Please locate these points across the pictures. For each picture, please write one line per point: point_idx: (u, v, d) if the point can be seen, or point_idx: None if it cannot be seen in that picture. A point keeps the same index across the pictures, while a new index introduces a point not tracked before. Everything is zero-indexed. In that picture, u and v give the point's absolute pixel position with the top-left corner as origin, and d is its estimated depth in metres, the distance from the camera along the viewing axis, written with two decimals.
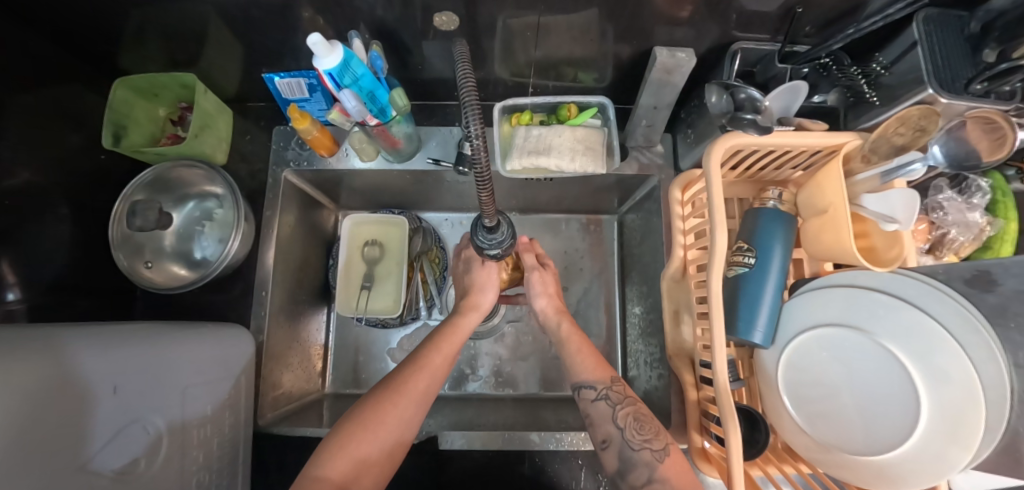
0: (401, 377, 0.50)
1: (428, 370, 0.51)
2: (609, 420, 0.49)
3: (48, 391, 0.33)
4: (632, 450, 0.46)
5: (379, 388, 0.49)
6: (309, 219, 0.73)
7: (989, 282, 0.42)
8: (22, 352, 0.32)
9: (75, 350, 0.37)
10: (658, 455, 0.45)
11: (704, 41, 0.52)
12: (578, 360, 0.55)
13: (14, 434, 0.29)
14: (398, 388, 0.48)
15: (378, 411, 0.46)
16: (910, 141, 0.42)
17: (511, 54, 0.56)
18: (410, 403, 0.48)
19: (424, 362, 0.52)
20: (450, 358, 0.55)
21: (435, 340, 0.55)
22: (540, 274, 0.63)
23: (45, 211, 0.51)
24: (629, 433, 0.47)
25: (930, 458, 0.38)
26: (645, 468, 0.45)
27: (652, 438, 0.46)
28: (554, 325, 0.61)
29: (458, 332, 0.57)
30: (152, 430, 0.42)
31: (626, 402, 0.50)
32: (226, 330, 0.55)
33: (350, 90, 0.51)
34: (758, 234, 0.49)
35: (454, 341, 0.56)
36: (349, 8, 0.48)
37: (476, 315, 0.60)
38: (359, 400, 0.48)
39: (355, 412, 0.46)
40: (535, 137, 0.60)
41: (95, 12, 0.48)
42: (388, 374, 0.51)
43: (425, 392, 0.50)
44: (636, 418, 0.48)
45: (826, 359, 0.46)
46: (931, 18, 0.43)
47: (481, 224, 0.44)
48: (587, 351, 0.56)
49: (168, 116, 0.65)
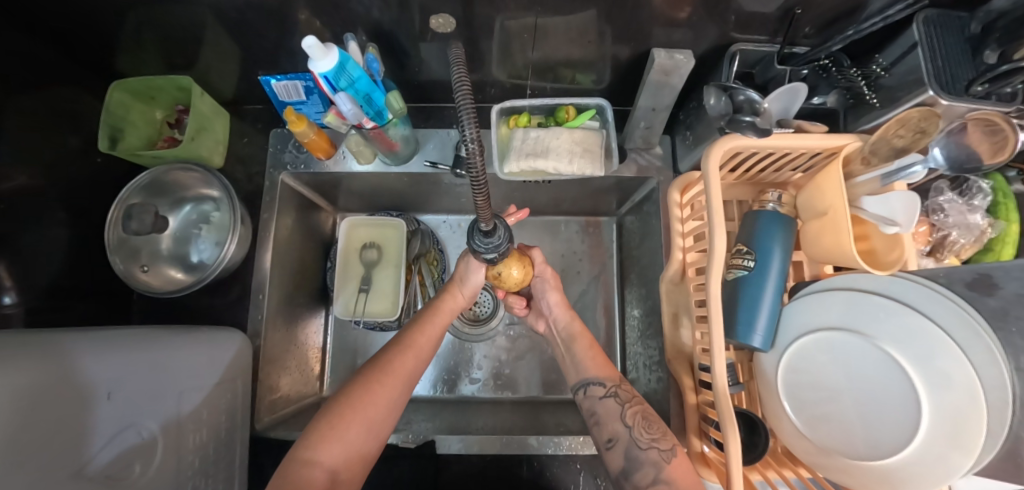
0: (387, 358, 0.49)
1: (412, 351, 0.51)
2: (616, 418, 0.49)
3: (49, 393, 0.34)
4: (639, 449, 0.46)
5: (367, 369, 0.49)
6: (306, 222, 0.73)
7: (990, 286, 0.42)
8: (24, 352, 0.33)
9: (77, 354, 0.38)
10: (665, 455, 0.45)
11: (702, 42, 0.52)
12: (590, 356, 0.56)
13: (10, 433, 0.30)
14: (384, 368, 0.48)
15: (366, 392, 0.46)
16: (911, 142, 0.43)
17: (509, 56, 0.56)
18: (396, 381, 0.48)
19: (409, 344, 0.51)
20: (434, 338, 0.54)
21: (420, 320, 0.55)
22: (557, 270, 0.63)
23: (41, 214, 0.50)
24: (637, 432, 0.47)
25: (931, 462, 0.37)
26: (652, 468, 0.44)
27: (659, 437, 0.46)
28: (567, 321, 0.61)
29: (440, 313, 0.56)
30: (146, 433, 0.42)
31: (633, 401, 0.51)
32: (218, 333, 0.53)
33: (346, 92, 0.51)
34: (758, 237, 0.48)
35: (437, 322, 0.56)
36: (346, 11, 0.47)
37: (461, 299, 0.58)
38: (344, 383, 0.47)
39: (343, 394, 0.46)
40: (533, 140, 0.59)
41: (92, 14, 0.48)
42: (378, 352, 0.51)
43: (408, 371, 0.50)
44: (644, 417, 0.49)
45: (826, 363, 0.45)
46: (931, 19, 0.43)
47: (477, 228, 0.44)
48: (598, 350, 0.57)
49: (165, 118, 0.64)
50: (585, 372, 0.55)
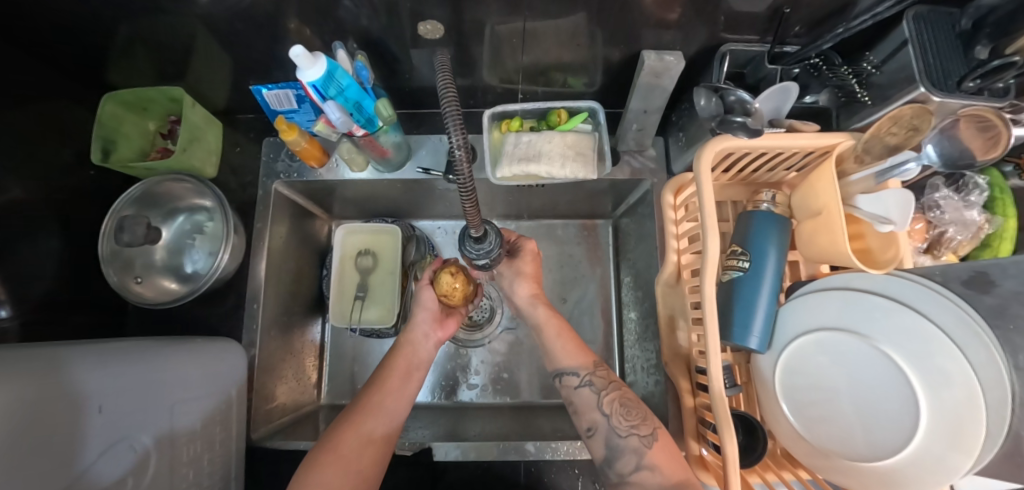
0: (366, 399, 0.50)
1: (381, 389, 0.52)
2: (594, 408, 0.49)
3: (48, 404, 0.34)
4: (619, 437, 0.46)
5: (352, 409, 0.50)
6: (301, 230, 0.73)
7: (987, 284, 0.41)
8: (21, 369, 0.33)
9: (77, 366, 0.38)
10: (645, 441, 0.45)
11: (693, 43, 0.52)
12: (560, 346, 0.54)
13: (12, 448, 0.30)
14: (361, 409, 0.49)
15: (343, 434, 0.47)
16: (903, 140, 0.41)
17: (499, 61, 0.56)
18: (370, 422, 0.48)
19: (383, 384, 0.52)
20: (410, 375, 0.55)
21: (387, 366, 0.55)
22: (506, 261, 0.59)
23: (35, 227, 0.50)
24: (615, 420, 0.47)
25: (930, 465, 0.37)
26: (633, 455, 0.45)
27: (638, 423, 0.46)
28: (530, 311, 0.58)
29: (406, 346, 0.56)
30: (140, 447, 0.42)
31: (610, 387, 0.50)
32: (216, 344, 0.55)
33: (335, 101, 0.51)
34: (752, 237, 0.48)
35: (404, 355, 0.55)
36: (335, 20, 0.48)
37: (420, 329, 0.58)
38: (336, 419, 0.49)
39: (334, 430, 0.48)
40: (525, 144, 0.60)
41: (84, 26, 0.48)
42: (360, 394, 0.52)
43: (387, 411, 0.50)
44: (622, 404, 0.48)
45: (824, 363, 0.45)
46: (922, 15, 0.43)
47: (468, 234, 0.43)
48: (566, 336, 0.55)
49: (158, 129, 0.65)
50: (558, 363, 0.53)
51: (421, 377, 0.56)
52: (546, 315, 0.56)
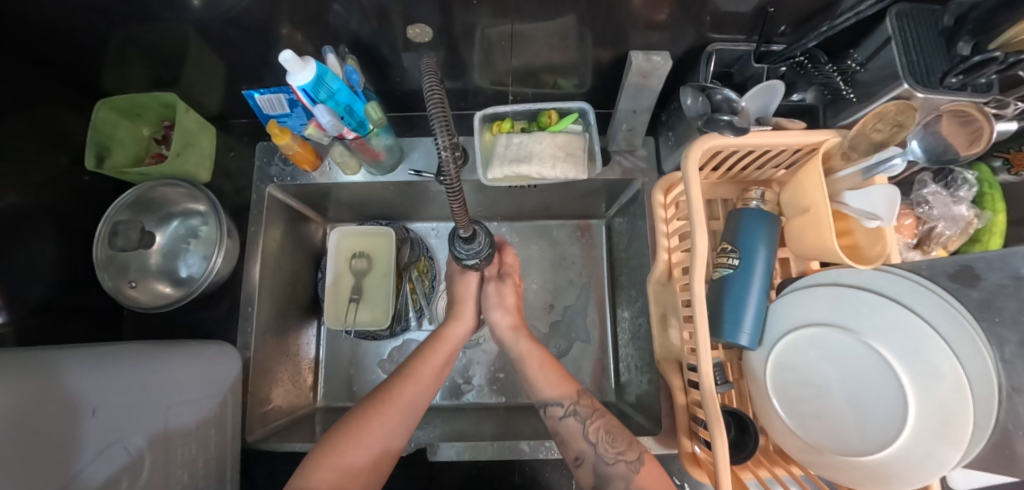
0: (393, 387, 0.52)
1: (415, 381, 0.54)
2: (580, 437, 0.50)
3: (40, 407, 0.34)
4: (606, 464, 0.47)
5: (372, 398, 0.51)
6: (296, 234, 0.74)
7: (972, 277, 0.41)
8: (14, 372, 0.33)
9: (67, 370, 0.38)
10: (633, 466, 0.45)
11: (680, 43, 0.52)
12: (542, 378, 0.56)
13: (7, 449, 0.30)
14: (387, 398, 0.51)
15: (362, 425, 0.48)
16: (888, 137, 0.41)
17: (489, 63, 0.56)
18: (398, 411, 0.51)
19: (414, 374, 0.55)
20: (438, 367, 0.58)
21: (423, 355, 0.58)
22: (496, 286, 0.65)
23: (30, 232, 0.51)
24: (602, 448, 0.48)
25: (918, 459, 0.37)
26: (622, 481, 0.45)
27: (624, 449, 0.47)
28: (512, 341, 0.62)
29: (443, 343, 0.61)
30: (133, 449, 0.42)
31: (595, 415, 0.51)
32: (211, 347, 0.55)
33: (325, 105, 0.51)
34: (741, 234, 0.48)
35: (440, 351, 0.59)
36: (326, 25, 0.48)
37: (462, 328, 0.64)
38: (348, 413, 0.50)
39: (344, 423, 0.49)
40: (516, 145, 0.60)
41: (76, 32, 0.49)
42: (378, 386, 0.53)
43: (408, 404, 0.52)
44: (607, 432, 0.49)
45: (815, 358, 0.45)
46: (905, 12, 0.43)
47: (458, 235, 0.44)
48: (550, 369, 0.57)
49: (152, 135, 0.65)
50: (542, 395, 0.55)
51: (445, 373, 0.60)
52: (528, 347, 0.60)
